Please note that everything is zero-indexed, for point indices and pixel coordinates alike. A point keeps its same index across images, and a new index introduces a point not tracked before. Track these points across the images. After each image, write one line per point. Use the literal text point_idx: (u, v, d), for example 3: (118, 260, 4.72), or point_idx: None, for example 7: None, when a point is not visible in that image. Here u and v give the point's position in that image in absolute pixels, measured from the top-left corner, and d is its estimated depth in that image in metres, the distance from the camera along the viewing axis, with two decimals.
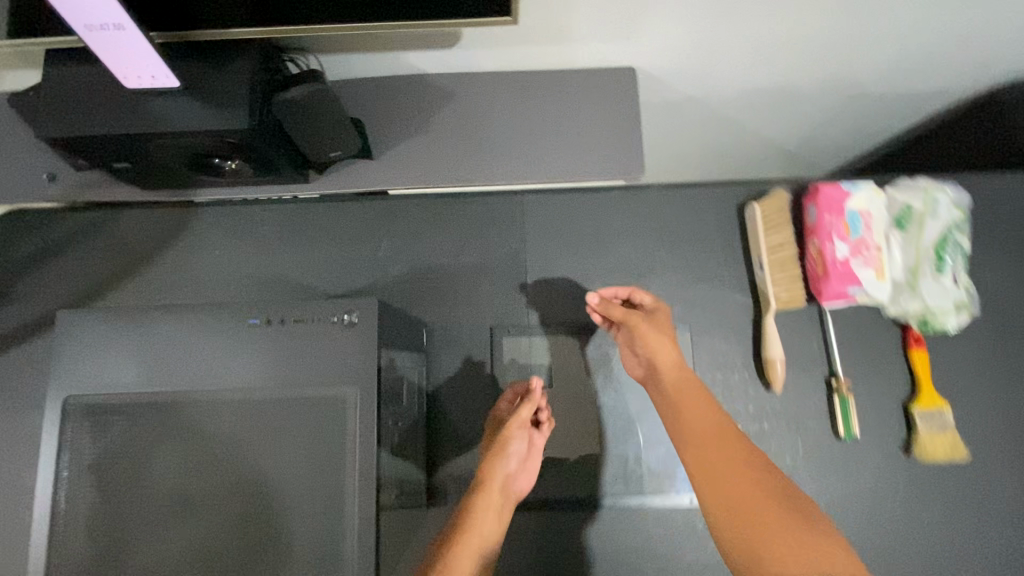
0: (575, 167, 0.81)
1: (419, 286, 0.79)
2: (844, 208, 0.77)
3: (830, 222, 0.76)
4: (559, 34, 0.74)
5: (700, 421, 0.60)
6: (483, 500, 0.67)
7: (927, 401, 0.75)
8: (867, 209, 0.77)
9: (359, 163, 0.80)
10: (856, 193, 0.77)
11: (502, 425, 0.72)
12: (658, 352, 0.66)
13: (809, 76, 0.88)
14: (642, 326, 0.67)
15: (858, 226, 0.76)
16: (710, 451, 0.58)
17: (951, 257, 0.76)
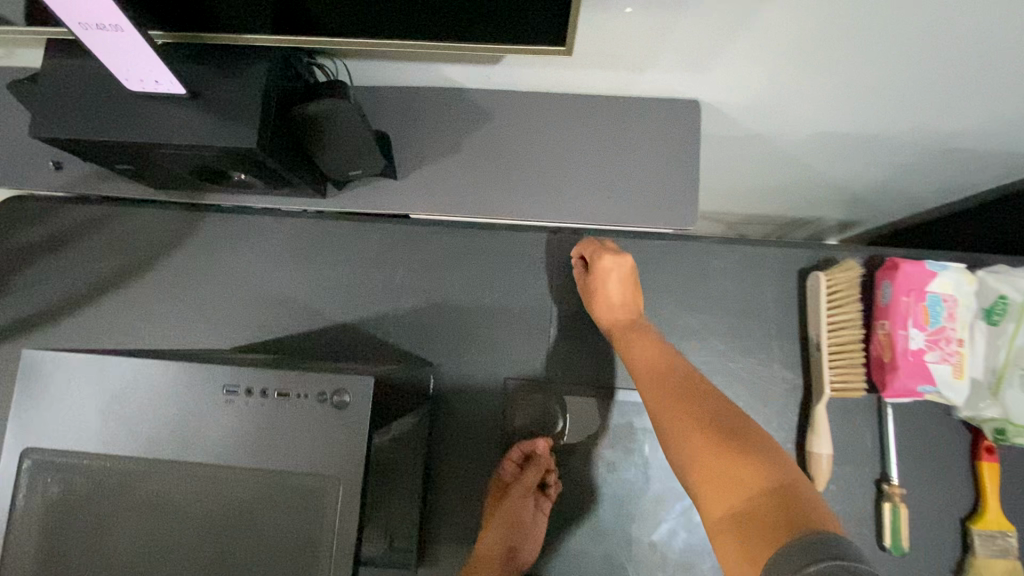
0: (618, 211, 0.72)
1: (433, 323, 0.73)
2: (925, 291, 0.67)
3: (907, 306, 0.66)
4: (617, 60, 0.65)
5: (652, 363, 0.59)
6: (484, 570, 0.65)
7: (991, 523, 0.66)
8: (952, 296, 0.67)
9: (382, 183, 0.73)
10: (941, 275, 0.67)
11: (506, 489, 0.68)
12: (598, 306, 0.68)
13: (900, 128, 0.77)
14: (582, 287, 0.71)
15: (939, 314, 0.66)
16: (661, 385, 0.56)
17: None
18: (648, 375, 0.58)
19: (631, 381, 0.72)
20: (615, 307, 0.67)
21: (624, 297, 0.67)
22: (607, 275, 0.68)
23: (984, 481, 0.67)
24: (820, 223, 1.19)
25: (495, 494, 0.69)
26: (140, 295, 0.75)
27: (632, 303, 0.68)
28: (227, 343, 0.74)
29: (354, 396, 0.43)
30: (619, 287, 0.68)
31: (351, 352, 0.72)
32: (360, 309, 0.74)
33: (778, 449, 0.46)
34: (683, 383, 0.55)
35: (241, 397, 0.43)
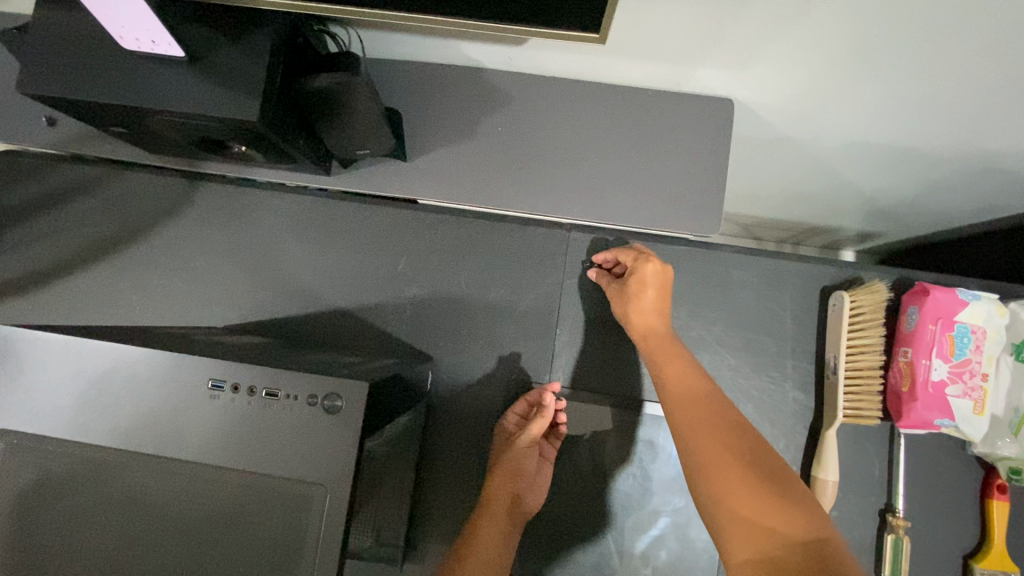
0: (635, 211, 0.69)
1: (435, 315, 0.71)
2: (953, 320, 0.63)
3: (932, 334, 0.63)
4: (651, 50, 0.60)
5: (682, 382, 0.57)
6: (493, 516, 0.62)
7: (993, 564, 0.64)
8: (981, 327, 0.64)
9: (392, 164, 0.70)
10: (973, 304, 0.64)
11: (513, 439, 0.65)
12: (629, 317, 0.64)
13: (942, 145, 0.72)
14: (613, 293, 0.67)
15: (966, 345, 0.63)
16: (688, 408, 0.54)
17: None
18: (679, 396, 0.55)
19: (637, 390, 0.69)
20: (650, 320, 0.63)
21: (659, 309, 0.64)
22: (644, 284, 0.64)
23: (993, 521, 0.65)
24: (840, 233, 1.15)
25: (500, 443, 0.66)
26: (134, 264, 0.73)
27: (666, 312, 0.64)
28: (221, 320, 0.71)
29: (346, 401, 0.40)
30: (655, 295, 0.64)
31: (349, 338, 0.70)
32: (361, 295, 0.71)
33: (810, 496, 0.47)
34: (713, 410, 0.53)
35: (227, 393, 0.41)
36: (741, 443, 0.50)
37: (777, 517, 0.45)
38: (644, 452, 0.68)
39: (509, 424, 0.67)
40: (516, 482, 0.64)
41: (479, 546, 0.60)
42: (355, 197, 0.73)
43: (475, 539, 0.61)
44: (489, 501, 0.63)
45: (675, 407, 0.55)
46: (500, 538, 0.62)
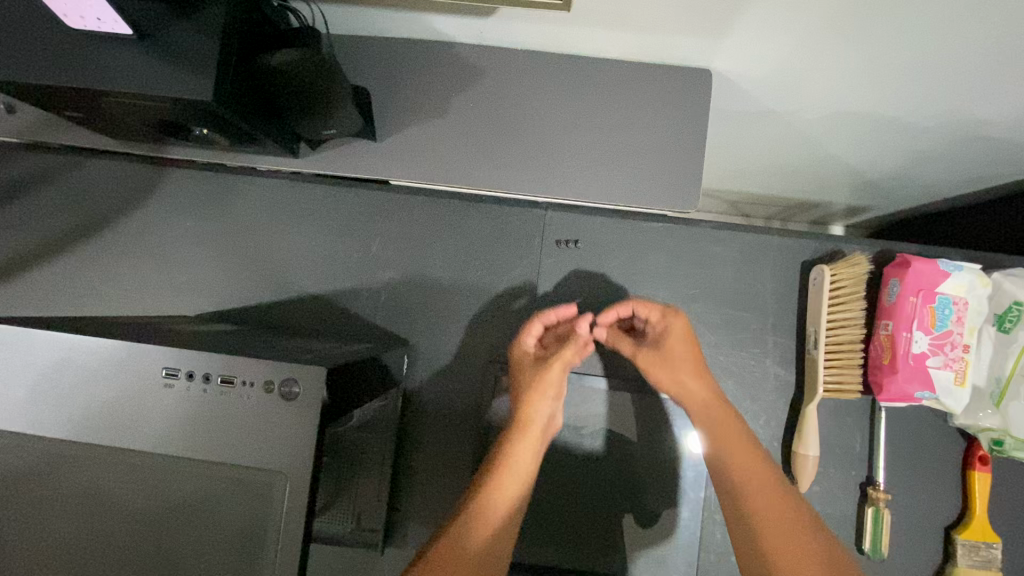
0: (611, 187, 0.67)
1: (412, 299, 0.69)
2: (934, 291, 0.62)
3: (913, 306, 0.62)
4: (624, 19, 0.58)
5: (743, 458, 0.57)
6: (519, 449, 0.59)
7: (975, 535, 0.64)
8: (962, 298, 0.63)
9: (363, 146, 0.68)
10: (955, 275, 0.63)
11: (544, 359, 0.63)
12: (668, 383, 0.62)
13: (928, 113, 0.70)
14: (643, 360, 0.63)
15: (948, 316, 0.62)
16: (751, 492, 0.55)
17: None
18: (743, 473, 0.56)
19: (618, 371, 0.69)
20: (688, 383, 0.61)
21: (697, 373, 0.62)
22: (676, 346, 0.62)
23: (975, 493, 0.65)
24: (829, 208, 1.14)
25: (526, 365, 0.64)
26: (102, 254, 0.71)
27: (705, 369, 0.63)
28: (194, 309, 0.70)
29: (304, 388, 0.38)
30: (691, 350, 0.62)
31: (324, 324, 0.69)
32: (337, 281, 0.70)
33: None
34: (760, 475, 0.55)
35: (181, 382, 0.39)
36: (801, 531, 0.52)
37: None
38: (626, 433, 0.67)
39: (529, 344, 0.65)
40: (549, 404, 0.62)
41: (504, 481, 0.57)
42: (328, 179, 0.71)
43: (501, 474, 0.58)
44: (516, 431, 0.60)
45: (725, 474, 0.57)
46: (529, 461, 0.59)
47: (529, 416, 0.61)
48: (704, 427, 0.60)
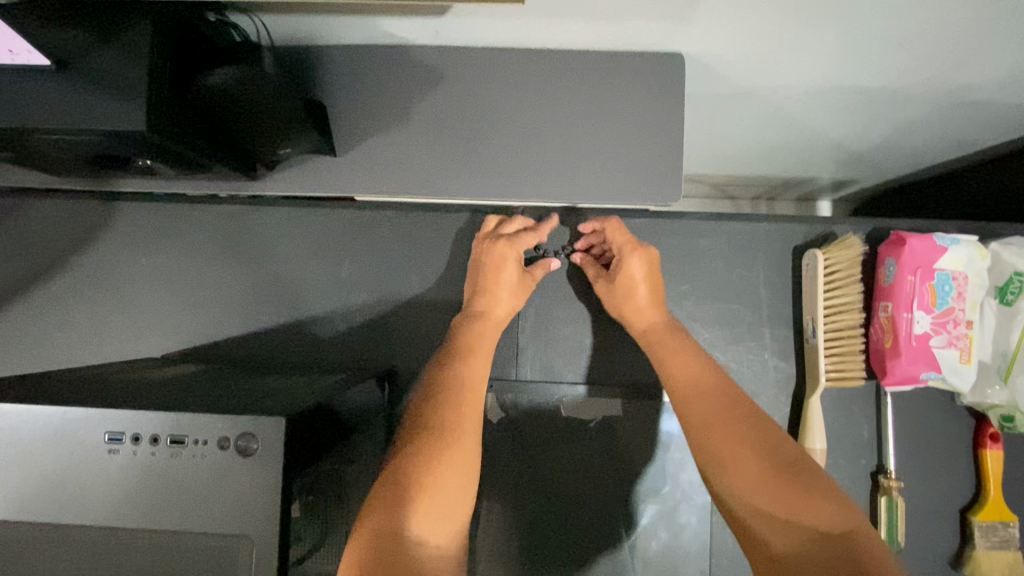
0: (589, 186, 0.64)
1: (389, 320, 0.65)
2: (932, 267, 0.60)
3: (912, 285, 0.59)
4: (587, 9, 0.54)
5: (692, 376, 0.54)
6: (469, 366, 0.57)
7: (992, 515, 0.62)
8: (962, 272, 0.60)
9: (324, 162, 0.64)
10: (953, 249, 0.60)
11: (508, 272, 0.62)
12: (625, 312, 0.62)
13: (913, 81, 0.67)
14: (601, 291, 0.64)
15: (948, 293, 0.60)
16: (704, 403, 0.52)
17: None
18: (688, 388, 0.54)
19: (611, 377, 0.66)
20: (636, 308, 0.61)
21: (648, 300, 0.62)
22: (634, 282, 0.62)
23: (988, 473, 0.62)
24: (815, 184, 1.11)
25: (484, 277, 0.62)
26: (57, 300, 0.67)
27: (660, 300, 0.62)
28: (159, 350, 0.66)
29: (262, 443, 0.35)
30: (645, 288, 0.62)
31: (298, 355, 0.65)
32: (307, 307, 0.66)
33: (836, 489, 0.45)
34: (714, 386, 0.53)
35: (127, 447, 0.36)
36: (763, 435, 0.49)
37: (814, 516, 0.43)
38: (625, 441, 0.64)
39: (514, 261, 0.62)
40: (494, 331, 0.61)
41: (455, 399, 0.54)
42: (289, 200, 0.67)
43: (448, 392, 0.54)
44: (463, 352, 0.58)
45: (677, 391, 0.54)
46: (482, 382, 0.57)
47: (478, 339, 0.59)
48: (657, 354, 0.58)
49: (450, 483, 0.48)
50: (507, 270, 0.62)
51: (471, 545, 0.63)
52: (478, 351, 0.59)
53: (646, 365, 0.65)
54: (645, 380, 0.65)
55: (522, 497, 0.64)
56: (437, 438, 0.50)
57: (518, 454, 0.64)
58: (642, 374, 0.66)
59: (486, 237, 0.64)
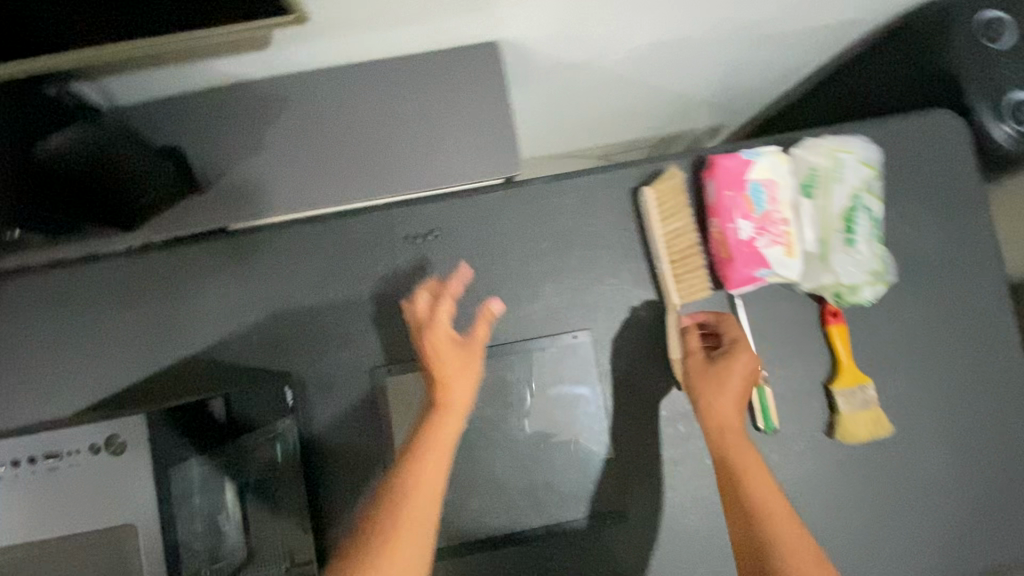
0: (439, 171, 0.71)
1: (280, 331, 0.70)
2: (744, 180, 0.68)
3: (730, 199, 0.68)
4: (387, 17, 0.61)
5: (757, 482, 0.57)
6: (428, 445, 0.56)
7: (845, 377, 0.71)
8: (771, 179, 0.68)
9: (192, 202, 0.69)
10: (757, 161, 0.68)
11: (428, 328, 0.61)
12: (708, 400, 0.63)
13: (703, 25, 0.77)
14: (695, 366, 0.66)
15: (762, 199, 0.68)
16: (763, 513, 0.55)
17: (862, 224, 0.66)
18: (757, 492, 0.56)
19: (499, 339, 0.71)
20: (717, 413, 0.62)
21: (739, 403, 0.63)
22: (732, 371, 0.64)
23: (839, 348, 0.71)
24: (685, 135, 1.21)
25: (443, 341, 0.61)
26: None
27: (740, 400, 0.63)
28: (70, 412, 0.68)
29: None
30: (739, 382, 0.64)
31: (201, 380, 0.69)
32: (202, 339, 0.69)
33: None
34: (770, 496, 0.56)
35: None
36: (811, 549, 0.53)
37: None
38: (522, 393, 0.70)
39: (445, 325, 0.62)
40: (462, 390, 0.59)
41: (424, 468, 0.54)
42: (163, 245, 0.70)
43: (419, 457, 0.55)
44: (443, 412, 0.58)
45: (734, 484, 0.58)
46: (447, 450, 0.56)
47: (452, 401, 0.59)
48: (720, 450, 0.60)
49: (398, 566, 0.49)
50: (439, 333, 0.61)
51: (399, 515, 0.68)
52: (452, 414, 0.58)
53: (528, 322, 0.72)
54: (531, 335, 0.71)
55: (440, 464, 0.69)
56: (393, 511, 0.51)
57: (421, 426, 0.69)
58: (526, 331, 0.71)
59: (432, 299, 0.64)
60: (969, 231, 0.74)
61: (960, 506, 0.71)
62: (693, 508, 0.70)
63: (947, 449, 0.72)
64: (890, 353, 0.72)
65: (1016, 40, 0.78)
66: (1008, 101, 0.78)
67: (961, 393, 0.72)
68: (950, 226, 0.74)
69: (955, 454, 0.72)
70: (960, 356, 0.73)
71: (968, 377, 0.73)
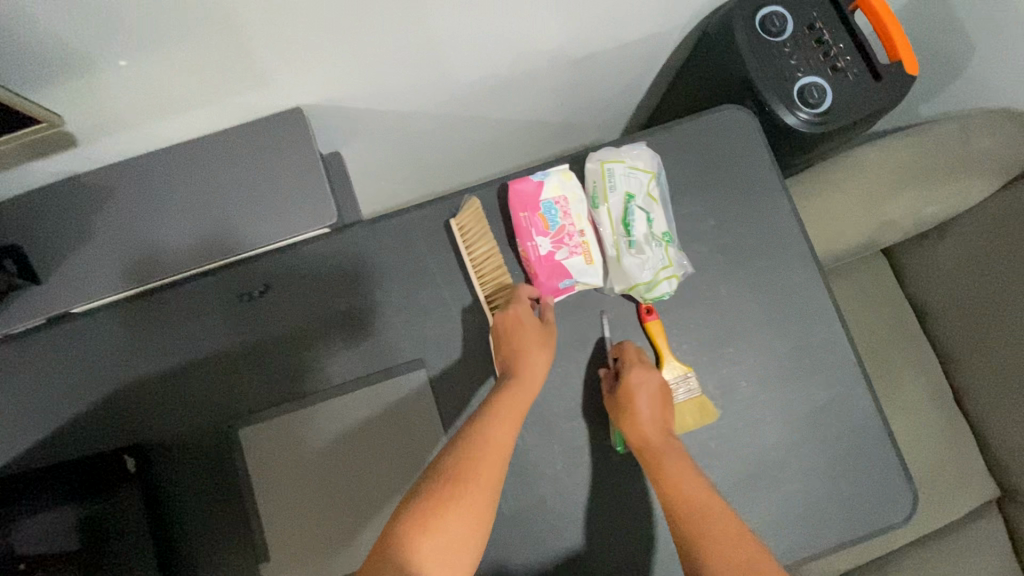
0: (257, 231, 0.74)
1: (127, 404, 0.75)
2: (537, 201, 0.73)
3: (526, 220, 0.73)
4: (174, 100, 0.68)
5: (688, 487, 0.65)
6: (515, 392, 0.68)
7: (667, 372, 0.73)
8: (561, 196, 0.74)
9: (32, 293, 0.72)
10: (547, 182, 0.74)
11: (530, 325, 0.71)
12: (630, 426, 0.68)
13: (500, 61, 0.83)
14: (612, 402, 0.70)
15: (556, 215, 0.73)
16: (697, 512, 0.63)
17: (641, 226, 0.72)
18: (711, 523, 0.62)
19: (337, 379, 0.76)
20: (642, 428, 0.68)
21: (658, 426, 0.69)
22: (643, 398, 0.69)
23: (657, 340, 0.74)
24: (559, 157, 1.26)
25: (534, 332, 0.71)
26: None
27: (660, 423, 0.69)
28: None
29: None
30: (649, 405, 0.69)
31: (53, 462, 0.73)
32: (55, 420, 0.74)
33: None
34: (731, 529, 0.62)
35: None
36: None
37: None
38: (364, 426, 0.74)
39: (527, 316, 0.72)
40: (535, 361, 0.71)
41: (495, 426, 0.64)
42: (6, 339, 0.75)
43: (494, 410, 0.66)
44: (515, 381, 0.69)
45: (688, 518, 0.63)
46: (516, 412, 0.67)
47: (528, 370, 0.70)
48: (662, 476, 0.66)
49: (479, 495, 0.59)
50: (531, 327, 0.71)
51: (256, 555, 0.73)
52: (522, 389, 0.69)
53: (363, 358, 0.76)
54: (367, 370, 0.76)
55: (291, 503, 0.73)
56: (473, 454, 0.62)
57: (264, 480, 0.73)
58: (362, 368, 0.76)
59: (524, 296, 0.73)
60: (770, 214, 0.77)
61: (799, 479, 0.73)
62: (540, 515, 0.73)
63: (779, 425, 0.74)
64: (710, 340, 0.75)
65: (792, 29, 0.84)
66: (797, 86, 0.82)
67: (786, 368, 0.75)
68: (751, 211, 0.77)
69: (787, 429, 0.74)
70: (779, 333, 0.76)
71: (790, 351, 0.75)
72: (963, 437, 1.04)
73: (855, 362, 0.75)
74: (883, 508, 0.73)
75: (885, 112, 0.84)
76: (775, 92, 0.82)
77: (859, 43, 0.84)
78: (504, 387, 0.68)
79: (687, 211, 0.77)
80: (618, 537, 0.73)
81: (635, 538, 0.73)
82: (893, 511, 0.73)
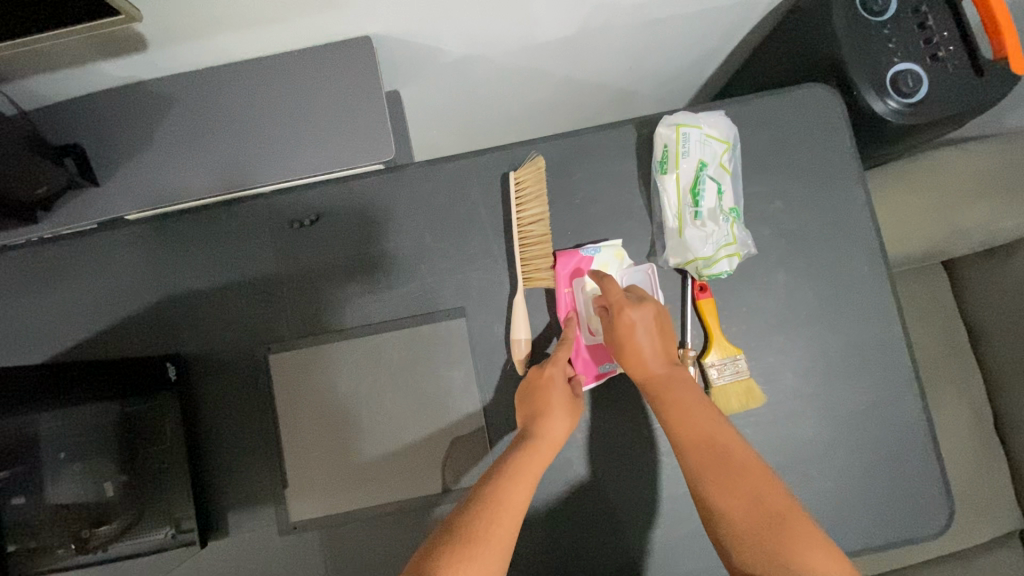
0: (312, 161, 0.73)
1: (171, 317, 0.76)
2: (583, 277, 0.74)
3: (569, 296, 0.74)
4: (247, 13, 0.66)
5: (704, 429, 0.63)
6: (535, 453, 0.65)
7: (714, 352, 0.71)
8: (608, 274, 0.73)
9: (90, 194, 0.73)
10: (595, 257, 0.73)
11: (551, 385, 0.69)
12: (636, 358, 0.67)
13: (577, 13, 0.79)
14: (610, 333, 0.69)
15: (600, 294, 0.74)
16: (711, 451, 0.62)
17: (708, 198, 0.72)
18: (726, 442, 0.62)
19: (376, 317, 0.75)
20: (645, 360, 0.67)
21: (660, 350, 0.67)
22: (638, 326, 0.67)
23: (707, 318, 0.71)
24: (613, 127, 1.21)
25: (555, 395, 0.69)
26: None
27: (664, 351, 0.68)
28: None
29: None
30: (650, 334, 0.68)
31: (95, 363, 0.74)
32: (103, 323, 0.75)
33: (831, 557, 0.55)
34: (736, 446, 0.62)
35: None
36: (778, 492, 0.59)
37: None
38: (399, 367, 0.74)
39: (561, 378, 0.70)
40: (550, 419, 0.68)
41: (513, 472, 0.62)
42: (62, 238, 0.76)
43: (510, 469, 0.62)
44: (533, 440, 0.66)
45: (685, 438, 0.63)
46: (534, 469, 0.64)
47: (546, 433, 0.67)
48: (664, 402, 0.65)
49: (498, 535, 0.57)
50: (556, 390, 0.69)
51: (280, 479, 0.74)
52: (538, 450, 0.65)
53: (404, 300, 0.75)
54: (407, 313, 0.75)
55: (319, 433, 0.74)
56: (500, 484, 0.61)
57: (295, 405, 0.74)
58: (402, 310, 0.75)
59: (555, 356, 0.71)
60: (841, 203, 0.74)
61: (832, 475, 0.71)
62: (562, 474, 0.73)
63: (819, 421, 0.72)
64: (759, 325, 0.73)
65: (894, 10, 0.78)
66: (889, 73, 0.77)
67: (835, 364, 0.72)
68: (822, 198, 0.74)
69: (826, 425, 0.72)
70: (832, 327, 0.73)
71: (841, 347, 0.72)
72: (995, 462, 1.00)
73: (909, 368, 0.72)
74: (914, 518, 0.71)
75: (983, 111, 0.78)
76: (865, 76, 0.77)
77: (965, 32, 0.78)
78: (520, 444, 0.66)
79: (754, 190, 0.74)
80: (638, 508, 0.73)
81: (653, 509, 0.73)
82: (923, 521, 0.71)
